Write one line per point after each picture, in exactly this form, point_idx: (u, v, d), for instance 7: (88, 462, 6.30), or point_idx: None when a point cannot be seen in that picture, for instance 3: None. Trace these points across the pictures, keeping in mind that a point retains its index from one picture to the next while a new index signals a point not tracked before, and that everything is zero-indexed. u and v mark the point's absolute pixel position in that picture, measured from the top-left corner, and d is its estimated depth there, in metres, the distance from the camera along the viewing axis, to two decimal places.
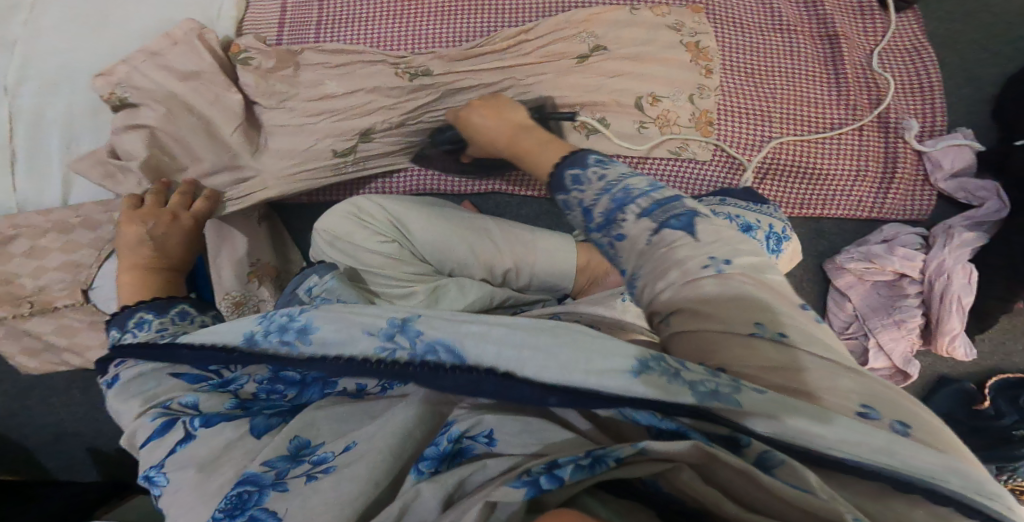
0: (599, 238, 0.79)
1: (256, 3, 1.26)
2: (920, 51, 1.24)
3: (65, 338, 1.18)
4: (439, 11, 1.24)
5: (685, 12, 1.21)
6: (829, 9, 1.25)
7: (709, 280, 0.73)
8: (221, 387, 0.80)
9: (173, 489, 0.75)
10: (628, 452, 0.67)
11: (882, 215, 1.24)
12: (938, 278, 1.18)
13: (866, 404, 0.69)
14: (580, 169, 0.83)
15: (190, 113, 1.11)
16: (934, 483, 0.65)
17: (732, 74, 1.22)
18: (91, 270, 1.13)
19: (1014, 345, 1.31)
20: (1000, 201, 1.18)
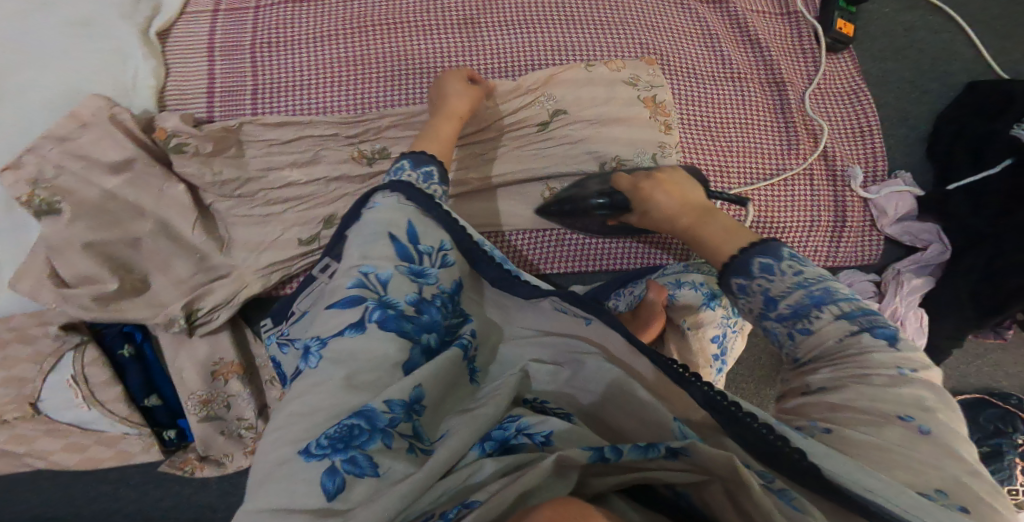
0: (778, 327, 0.87)
1: (177, 73, 1.18)
2: (859, 93, 1.26)
3: (21, 446, 1.12)
4: (388, 71, 1.20)
5: (640, 64, 1.21)
6: (775, 54, 1.24)
7: (881, 375, 0.80)
8: (416, 278, 0.89)
9: (316, 378, 0.82)
10: (678, 444, 0.75)
11: (838, 262, 1.25)
12: (893, 324, 1.23)
13: (939, 489, 0.74)
14: (773, 259, 0.89)
15: (142, 216, 1.10)
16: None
17: (687, 128, 1.22)
18: (35, 384, 1.10)
19: (968, 368, 1.36)
20: (942, 243, 1.22)
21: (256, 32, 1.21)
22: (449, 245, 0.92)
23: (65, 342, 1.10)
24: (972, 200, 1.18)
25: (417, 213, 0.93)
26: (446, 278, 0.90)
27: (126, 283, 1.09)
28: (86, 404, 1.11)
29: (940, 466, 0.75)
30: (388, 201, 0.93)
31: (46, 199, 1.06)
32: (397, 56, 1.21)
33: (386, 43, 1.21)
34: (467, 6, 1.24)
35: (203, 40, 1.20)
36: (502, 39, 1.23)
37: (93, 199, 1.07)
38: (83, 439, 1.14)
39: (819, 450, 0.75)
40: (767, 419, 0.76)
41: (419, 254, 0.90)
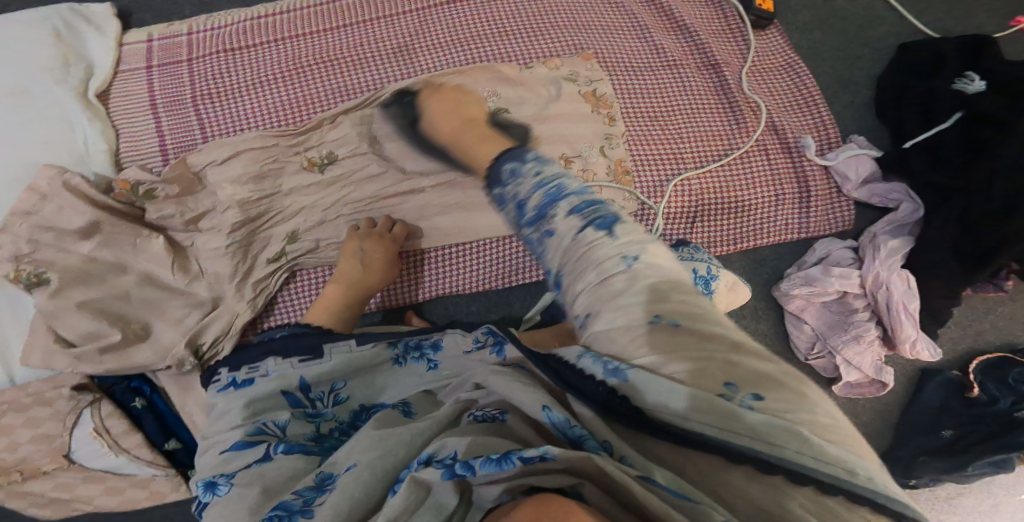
0: (530, 232, 0.84)
1: (127, 134, 1.26)
2: (794, 66, 1.25)
3: (66, 492, 1.26)
4: (328, 96, 1.27)
5: (576, 60, 1.21)
6: (705, 38, 1.25)
7: (619, 276, 0.80)
8: (314, 416, 1.00)
9: (226, 500, 0.88)
10: (531, 454, 0.74)
11: (812, 233, 1.22)
12: (878, 290, 1.17)
13: (726, 381, 0.77)
14: (517, 163, 0.88)
15: (125, 270, 1.21)
16: (771, 453, 0.74)
17: (634, 120, 1.20)
18: (63, 437, 1.24)
19: (981, 325, 1.29)
20: (913, 200, 1.19)
21: (193, 85, 1.28)
22: (342, 384, 1.04)
23: (81, 401, 1.25)
24: (929, 156, 1.17)
25: (315, 362, 1.04)
26: (345, 408, 1.02)
27: (128, 333, 1.20)
28: (113, 452, 1.25)
29: (706, 352, 0.78)
30: (282, 365, 1.03)
31: (33, 272, 1.17)
32: (337, 91, 1.26)
33: (326, 81, 1.27)
34: (397, 34, 1.29)
35: (145, 96, 1.28)
36: (438, 60, 1.26)
37: (74, 265, 1.18)
38: (119, 483, 1.27)
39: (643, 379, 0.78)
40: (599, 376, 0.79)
41: (313, 395, 1.02)
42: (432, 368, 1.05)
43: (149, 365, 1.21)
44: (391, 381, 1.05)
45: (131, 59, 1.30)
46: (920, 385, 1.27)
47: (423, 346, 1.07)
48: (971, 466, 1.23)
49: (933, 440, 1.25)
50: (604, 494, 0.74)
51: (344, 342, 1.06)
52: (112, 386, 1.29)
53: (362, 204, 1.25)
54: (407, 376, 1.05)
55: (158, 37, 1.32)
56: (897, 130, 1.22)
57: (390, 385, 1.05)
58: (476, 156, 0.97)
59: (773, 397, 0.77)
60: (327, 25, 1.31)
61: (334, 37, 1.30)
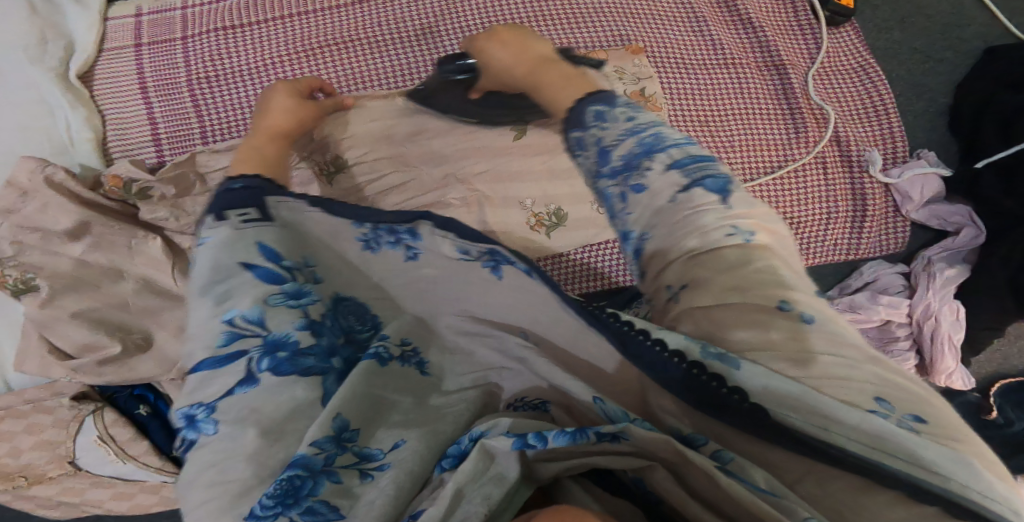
0: (613, 186, 0.74)
1: (115, 120, 1.15)
2: (869, 71, 1.15)
3: (75, 497, 1.23)
4: (345, 82, 1.15)
5: (623, 54, 1.09)
6: (769, 34, 1.14)
7: (731, 247, 0.69)
8: (298, 299, 0.70)
9: (225, 447, 0.64)
10: (612, 431, 0.62)
11: (862, 254, 1.15)
12: (926, 322, 1.11)
13: (878, 395, 0.63)
14: (605, 106, 0.77)
15: (121, 277, 1.12)
16: (938, 485, 0.59)
17: (686, 125, 1.11)
18: (67, 445, 1.18)
19: (1010, 350, 1.27)
20: (976, 226, 1.12)
21: (189, 67, 1.17)
22: (312, 258, 0.73)
23: (81, 410, 1.17)
24: (1003, 181, 1.09)
25: (265, 224, 0.71)
26: (325, 288, 0.73)
27: (128, 344, 1.11)
28: (119, 459, 1.19)
29: (858, 371, 0.64)
30: (221, 228, 0.70)
31: (20, 279, 1.08)
32: (355, 79, 1.15)
33: (345, 66, 1.15)
34: (422, 14, 1.16)
35: (134, 80, 1.16)
36: (464, 48, 1.15)
37: (67, 272, 1.09)
38: (129, 488, 1.24)
39: (761, 379, 0.63)
40: (696, 355, 0.64)
41: (285, 265, 0.70)
42: (411, 258, 0.73)
43: (152, 378, 1.12)
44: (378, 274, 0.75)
45: (117, 35, 1.17)
46: None
47: (398, 228, 0.72)
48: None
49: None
50: (675, 481, 0.63)
51: (293, 199, 0.73)
52: (113, 393, 1.21)
53: None
54: (391, 265, 0.74)
55: (147, 11, 1.18)
56: (970, 145, 1.13)
57: (380, 280, 0.75)
58: (552, 96, 0.83)
59: (937, 427, 0.61)
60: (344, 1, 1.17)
61: (351, 16, 1.16)
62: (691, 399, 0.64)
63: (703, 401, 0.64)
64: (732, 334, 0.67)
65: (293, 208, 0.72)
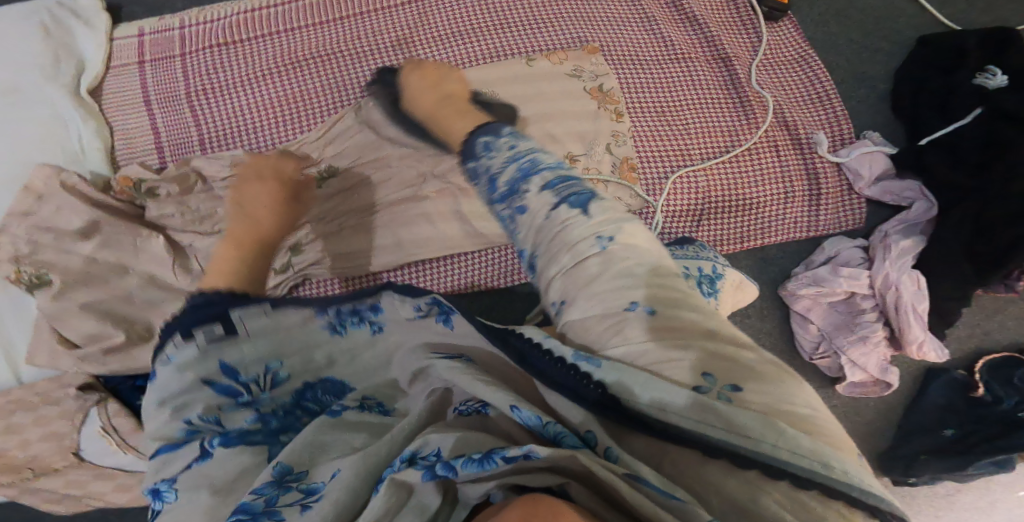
0: (503, 209, 0.82)
1: (121, 130, 1.25)
2: (810, 60, 1.22)
3: (76, 489, 1.27)
4: (326, 90, 1.23)
5: (581, 55, 1.19)
6: (714, 30, 1.22)
7: (593, 258, 0.77)
8: (249, 404, 0.83)
9: (184, 507, 0.76)
10: (514, 453, 0.71)
11: (821, 231, 1.20)
12: (887, 292, 1.14)
13: (703, 373, 0.74)
14: (493, 137, 0.86)
15: (126, 272, 1.19)
16: (750, 448, 0.71)
17: (639, 116, 1.18)
18: (72, 436, 1.24)
19: (989, 325, 1.28)
20: (928, 200, 1.16)
21: (187, 81, 1.25)
22: (277, 364, 0.85)
23: (87, 401, 1.24)
24: (946, 153, 1.14)
25: (231, 341, 0.82)
26: (287, 389, 0.86)
27: (131, 334, 1.17)
28: (121, 449, 1.24)
29: (692, 352, 0.75)
30: (181, 349, 0.80)
31: (34, 274, 1.16)
32: (336, 88, 1.23)
33: (326, 76, 1.24)
34: (396, 26, 1.24)
35: (139, 95, 1.26)
36: (437, 54, 1.21)
37: (76, 266, 1.17)
38: (130, 481, 1.29)
39: (611, 374, 0.75)
40: (570, 358, 0.76)
41: (242, 380, 0.83)
42: (376, 331, 0.88)
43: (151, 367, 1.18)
44: (343, 361, 0.88)
45: (123, 54, 1.27)
46: (925, 385, 1.27)
47: (362, 309, 0.88)
48: (972, 465, 1.22)
49: (936, 438, 1.25)
50: (587, 490, 0.72)
51: (257, 308, 0.83)
52: (117, 385, 1.26)
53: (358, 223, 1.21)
54: (359, 343, 0.89)
55: (149, 31, 1.28)
56: (913, 125, 1.19)
57: (339, 358, 0.88)
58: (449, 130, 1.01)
59: (755, 393, 0.73)
60: (325, 17, 1.27)
61: (332, 30, 1.26)
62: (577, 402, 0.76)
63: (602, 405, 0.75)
64: (605, 336, 0.77)
65: (266, 313, 0.83)
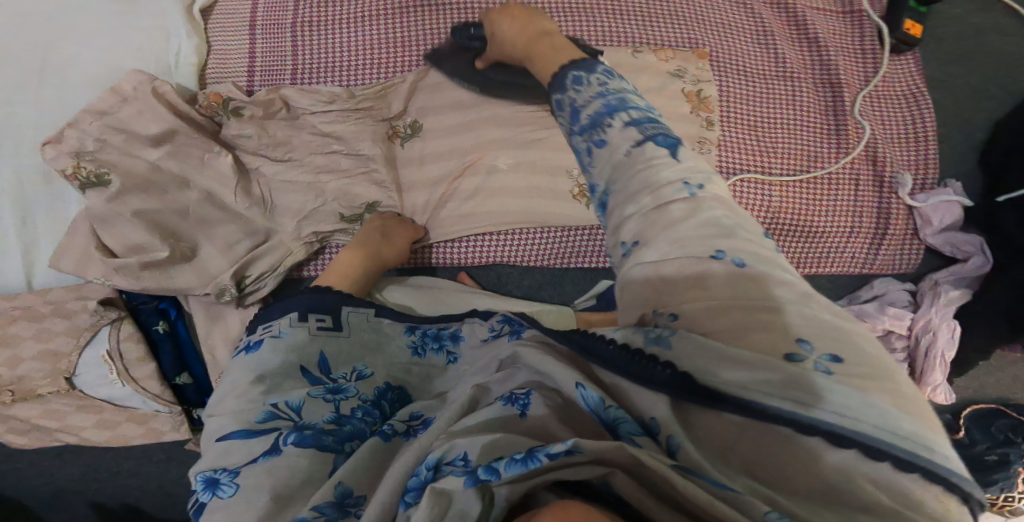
0: (581, 142, 0.82)
1: (218, 48, 1.14)
2: (918, 97, 1.24)
3: (54, 422, 1.11)
4: (435, 38, 1.15)
5: (690, 56, 1.21)
6: (833, 56, 1.24)
7: (680, 203, 0.76)
8: (335, 394, 0.95)
9: (239, 499, 0.84)
10: (560, 450, 0.67)
11: (874, 270, 1.24)
12: (925, 334, 1.21)
13: (798, 342, 0.70)
14: (584, 73, 0.85)
15: (187, 186, 1.07)
16: (851, 428, 0.66)
17: (730, 126, 1.21)
18: (71, 358, 1.09)
19: (988, 380, 1.39)
20: (984, 257, 1.19)
21: (296, 9, 1.15)
22: (363, 368, 1.00)
23: (102, 319, 1.09)
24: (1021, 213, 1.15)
25: (334, 335, 1.02)
26: (370, 385, 0.97)
27: (176, 252, 1.05)
28: (122, 380, 1.10)
29: (784, 314, 0.71)
30: (291, 330, 1.00)
31: (93, 172, 1.01)
32: (442, 39, 1.15)
33: (430, 23, 1.15)
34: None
35: (244, 14, 1.15)
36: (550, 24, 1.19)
37: (138, 172, 1.03)
38: (114, 417, 1.13)
39: (684, 346, 0.72)
40: (639, 344, 0.73)
41: (332, 375, 0.98)
42: (451, 359, 1.01)
43: (188, 291, 1.06)
44: (418, 372, 1.01)
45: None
46: None
47: (443, 336, 1.02)
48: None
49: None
50: (634, 483, 0.68)
51: (363, 311, 1.05)
52: (138, 305, 1.13)
53: (433, 180, 1.17)
54: (436, 366, 1.01)
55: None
56: (984, 181, 1.23)
57: (408, 367, 1.01)
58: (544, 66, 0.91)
59: (854, 367, 0.68)
60: None
61: None
62: (643, 380, 0.72)
63: (650, 378, 0.72)
64: (685, 294, 0.74)
65: (366, 317, 1.04)
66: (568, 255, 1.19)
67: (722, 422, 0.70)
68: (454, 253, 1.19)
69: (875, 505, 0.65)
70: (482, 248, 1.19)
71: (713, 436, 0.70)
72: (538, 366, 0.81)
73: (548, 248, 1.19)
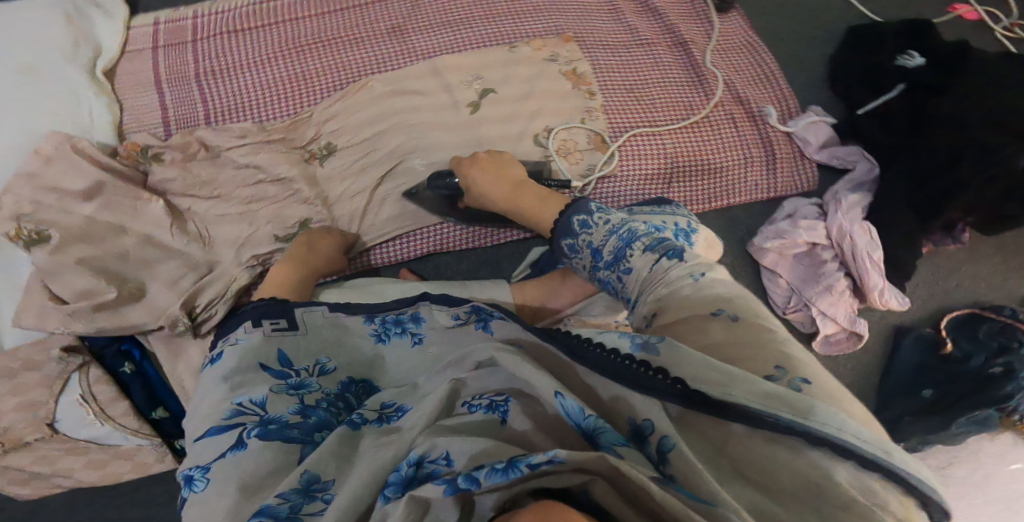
0: (609, 273, 0.99)
1: (132, 106, 1.25)
2: (754, 45, 1.38)
3: (46, 466, 1.21)
4: (332, 67, 1.28)
5: (557, 43, 1.31)
6: (673, 21, 1.37)
7: (688, 286, 0.90)
8: (298, 389, 1.03)
9: (212, 493, 0.92)
10: (540, 459, 0.79)
11: (780, 192, 1.32)
12: (843, 241, 1.25)
13: (776, 367, 0.83)
14: (587, 215, 1.04)
15: (124, 232, 1.19)
16: (812, 428, 0.78)
17: (609, 93, 1.30)
18: (48, 406, 1.19)
19: (948, 284, 1.46)
20: (869, 161, 1.30)
21: (198, 62, 1.28)
22: (326, 358, 1.08)
23: (68, 364, 1.20)
24: (881, 120, 1.29)
25: (288, 332, 1.09)
26: (333, 379, 1.06)
27: (124, 291, 1.17)
28: (98, 420, 1.20)
29: (766, 345, 0.84)
30: (250, 334, 1.07)
31: (34, 230, 1.15)
32: (338, 67, 1.28)
33: (326, 58, 1.28)
34: (394, 15, 1.32)
35: (149, 75, 1.27)
36: (433, 39, 1.30)
37: (75, 224, 1.17)
38: (101, 456, 1.23)
39: (679, 357, 0.84)
40: (627, 349, 0.87)
41: (295, 367, 1.06)
42: (416, 341, 1.09)
43: (142, 325, 1.18)
44: (383, 361, 1.09)
45: (138, 40, 1.30)
46: (895, 343, 1.43)
47: (403, 320, 1.10)
48: (954, 424, 1.35)
49: (918, 401, 1.38)
50: (610, 490, 0.80)
51: (315, 309, 1.11)
52: (101, 349, 1.24)
53: (359, 193, 1.26)
54: (401, 351, 1.09)
55: (164, 20, 1.31)
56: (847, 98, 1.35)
57: (382, 359, 1.09)
58: (533, 213, 1.11)
59: (821, 386, 0.82)
60: (327, 7, 1.32)
61: (338, 17, 1.31)
62: (631, 384, 0.85)
63: (645, 385, 0.84)
64: (686, 327, 0.87)
65: (321, 314, 1.11)
66: (498, 233, 1.29)
67: (709, 427, 0.83)
68: (390, 252, 1.28)
69: (841, 498, 0.77)
70: (417, 241, 1.28)
71: (701, 439, 0.83)
72: (515, 369, 0.91)
73: (480, 230, 1.29)
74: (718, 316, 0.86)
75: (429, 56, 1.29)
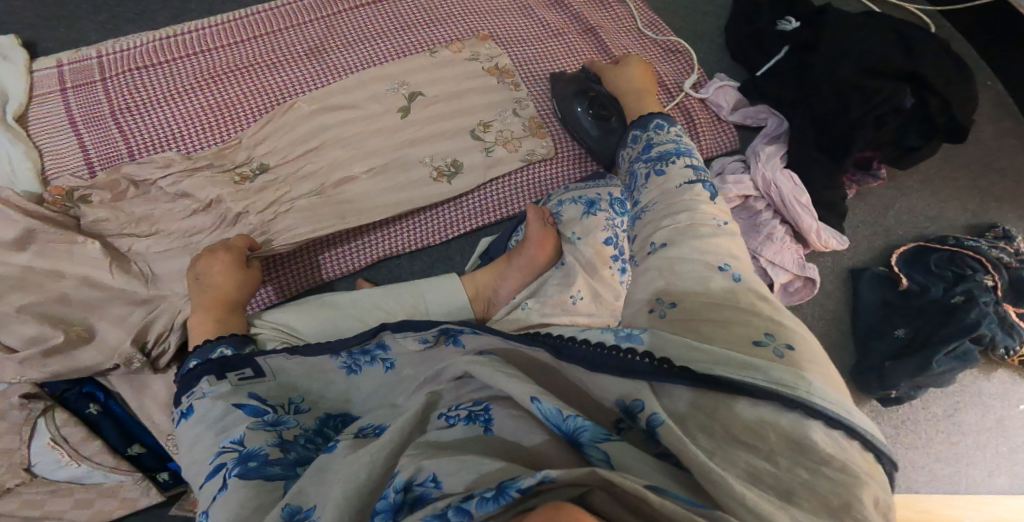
0: (643, 169, 1.09)
1: (50, 151, 1.26)
2: (656, 23, 1.49)
3: (34, 510, 1.22)
4: (252, 92, 1.33)
5: (476, 42, 1.40)
6: (579, 9, 1.48)
7: (709, 228, 0.98)
8: (276, 425, 1.02)
9: None
10: (531, 482, 0.79)
11: (707, 154, 1.41)
12: (769, 189, 1.35)
13: (764, 334, 0.88)
14: (664, 124, 1.15)
15: (61, 276, 1.20)
16: (788, 393, 0.83)
17: (533, 83, 1.42)
18: (22, 451, 1.19)
19: (887, 221, 1.52)
20: (777, 117, 1.42)
21: (111, 100, 1.30)
22: (298, 397, 1.08)
23: (32, 411, 1.19)
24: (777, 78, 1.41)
25: (257, 379, 1.07)
26: (310, 416, 1.06)
27: (71, 335, 1.19)
28: (74, 461, 1.22)
29: (751, 319, 0.89)
30: (216, 383, 1.05)
31: None
32: (257, 92, 1.33)
33: (248, 82, 1.33)
34: (310, 39, 1.38)
35: (62, 116, 1.28)
36: (351, 56, 1.36)
37: (12, 274, 1.18)
38: (87, 495, 1.25)
39: (660, 340, 0.89)
40: (613, 341, 0.91)
41: (269, 404, 1.05)
42: (390, 367, 1.07)
43: (97, 366, 1.20)
44: (360, 390, 1.08)
45: (43, 83, 1.30)
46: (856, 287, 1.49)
47: (371, 348, 1.07)
48: (934, 361, 1.36)
49: (892, 341, 1.43)
50: (609, 500, 0.79)
51: (279, 355, 1.08)
52: (62, 393, 1.24)
53: (288, 202, 1.29)
54: (375, 376, 1.07)
55: (67, 62, 1.32)
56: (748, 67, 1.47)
57: (360, 387, 1.08)
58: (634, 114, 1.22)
59: (802, 355, 0.86)
60: (241, 37, 1.37)
61: (258, 44, 1.37)
62: (618, 371, 0.89)
63: (630, 369, 0.88)
64: (687, 288, 0.93)
65: (285, 358, 1.07)
66: (442, 228, 1.37)
67: (693, 397, 0.87)
68: (342, 262, 1.34)
69: (818, 455, 0.82)
70: (370, 248, 1.35)
71: (686, 414, 0.86)
72: (495, 377, 0.93)
73: (424, 227, 1.37)
74: (723, 271, 0.93)
75: (355, 71, 1.35)
